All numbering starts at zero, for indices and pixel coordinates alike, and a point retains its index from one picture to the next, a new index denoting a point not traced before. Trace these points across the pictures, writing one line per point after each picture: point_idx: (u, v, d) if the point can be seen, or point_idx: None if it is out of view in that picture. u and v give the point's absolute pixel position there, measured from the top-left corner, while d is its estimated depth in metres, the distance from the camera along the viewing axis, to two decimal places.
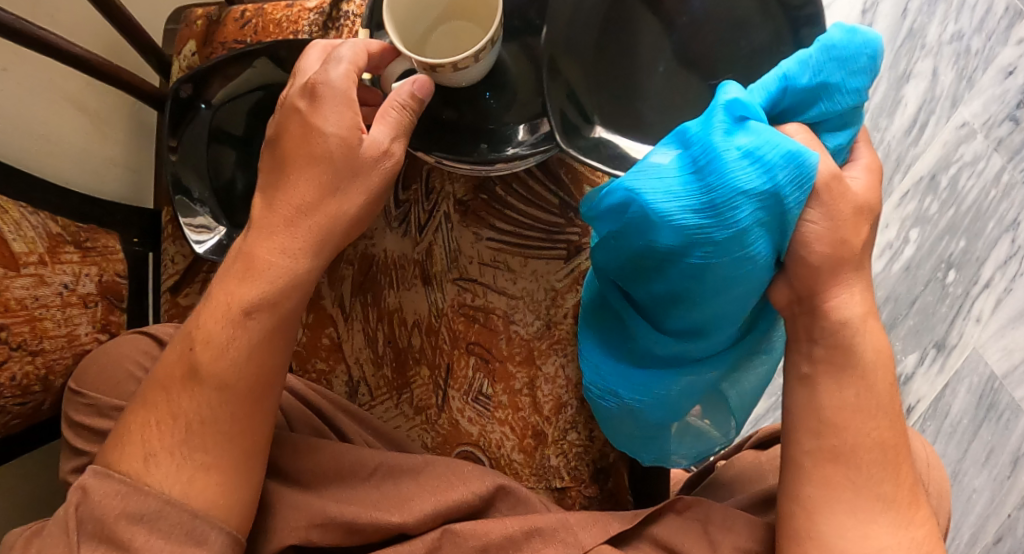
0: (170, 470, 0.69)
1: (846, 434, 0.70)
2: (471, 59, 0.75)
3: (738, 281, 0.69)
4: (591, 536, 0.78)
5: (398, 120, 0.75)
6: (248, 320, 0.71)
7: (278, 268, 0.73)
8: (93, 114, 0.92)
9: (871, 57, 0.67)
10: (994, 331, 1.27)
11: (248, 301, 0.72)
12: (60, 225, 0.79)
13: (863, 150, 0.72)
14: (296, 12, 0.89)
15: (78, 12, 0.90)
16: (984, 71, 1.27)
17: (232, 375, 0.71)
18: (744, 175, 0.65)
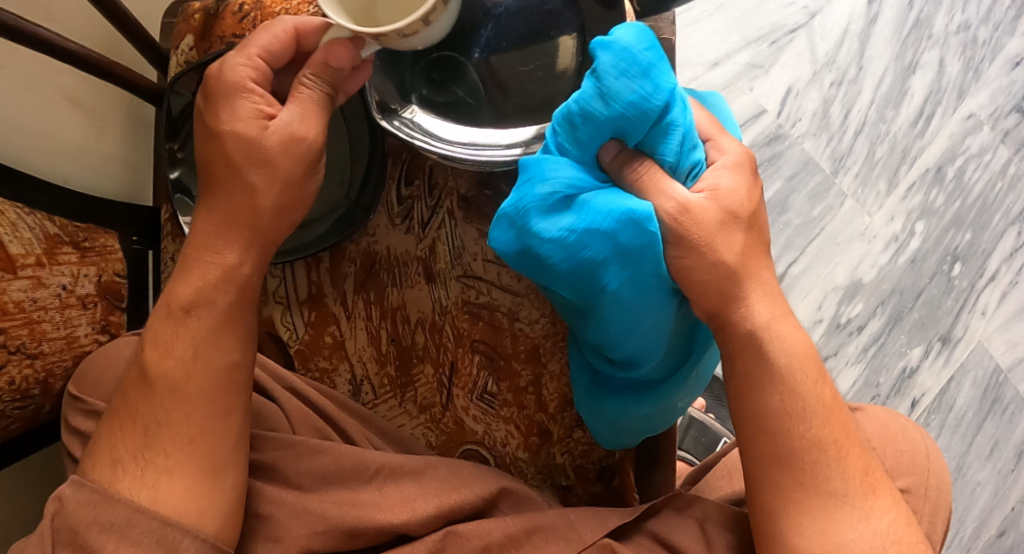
0: (137, 478, 0.69)
1: (806, 431, 0.71)
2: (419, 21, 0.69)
3: (626, 322, 0.75)
4: (593, 531, 0.77)
5: (308, 100, 0.73)
6: (189, 319, 0.72)
7: (241, 267, 0.74)
8: (90, 109, 0.90)
9: (647, 52, 0.69)
10: (999, 324, 1.27)
11: (193, 298, 0.73)
12: (57, 225, 0.78)
13: (726, 144, 0.75)
14: (296, 4, 0.87)
15: (72, 6, 0.87)
16: (991, 61, 1.26)
17: (193, 378, 0.71)
18: (583, 245, 0.72)
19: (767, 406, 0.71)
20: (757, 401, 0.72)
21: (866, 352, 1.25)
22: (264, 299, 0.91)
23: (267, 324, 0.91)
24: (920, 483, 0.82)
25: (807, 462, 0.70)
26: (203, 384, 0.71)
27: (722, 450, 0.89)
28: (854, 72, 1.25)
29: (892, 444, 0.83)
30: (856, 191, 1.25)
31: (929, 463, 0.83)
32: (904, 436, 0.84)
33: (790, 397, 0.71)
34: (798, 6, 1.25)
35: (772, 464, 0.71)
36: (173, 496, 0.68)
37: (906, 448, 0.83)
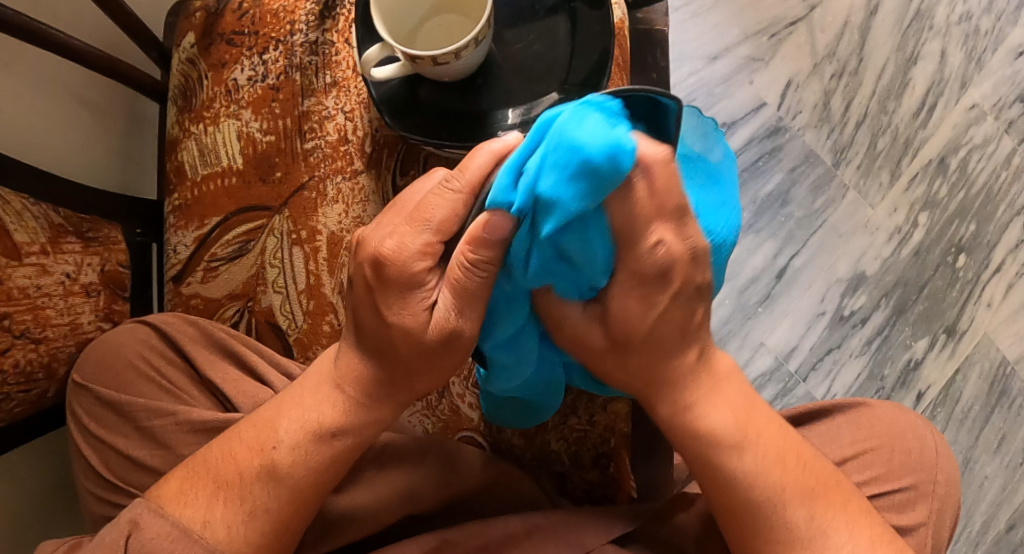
0: (264, 442, 0.70)
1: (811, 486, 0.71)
2: (449, 55, 0.76)
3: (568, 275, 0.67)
4: (596, 536, 0.75)
5: (467, 286, 0.65)
6: (334, 440, 0.70)
7: (322, 403, 0.70)
8: (97, 107, 0.94)
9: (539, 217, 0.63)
10: (1006, 316, 1.25)
11: (336, 422, 0.70)
12: (61, 216, 0.80)
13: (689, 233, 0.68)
14: (294, 2, 0.89)
15: (74, 5, 0.90)
16: (994, 51, 1.26)
17: (261, 425, 0.71)
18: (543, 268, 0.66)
19: (816, 462, 0.72)
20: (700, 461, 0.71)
21: (869, 344, 1.24)
22: (262, 287, 0.88)
23: (266, 314, 0.88)
24: (927, 480, 0.80)
25: (764, 509, 0.70)
26: (248, 443, 0.70)
27: None
28: (854, 64, 1.25)
29: (901, 441, 0.83)
30: (858, 182, 1.25)
31: (937, 458, 0.81)
32: (912, 434, 0.83)
33: None
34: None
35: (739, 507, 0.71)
36: (295, 466, 0.69)
37: (915, 445, 0.82)
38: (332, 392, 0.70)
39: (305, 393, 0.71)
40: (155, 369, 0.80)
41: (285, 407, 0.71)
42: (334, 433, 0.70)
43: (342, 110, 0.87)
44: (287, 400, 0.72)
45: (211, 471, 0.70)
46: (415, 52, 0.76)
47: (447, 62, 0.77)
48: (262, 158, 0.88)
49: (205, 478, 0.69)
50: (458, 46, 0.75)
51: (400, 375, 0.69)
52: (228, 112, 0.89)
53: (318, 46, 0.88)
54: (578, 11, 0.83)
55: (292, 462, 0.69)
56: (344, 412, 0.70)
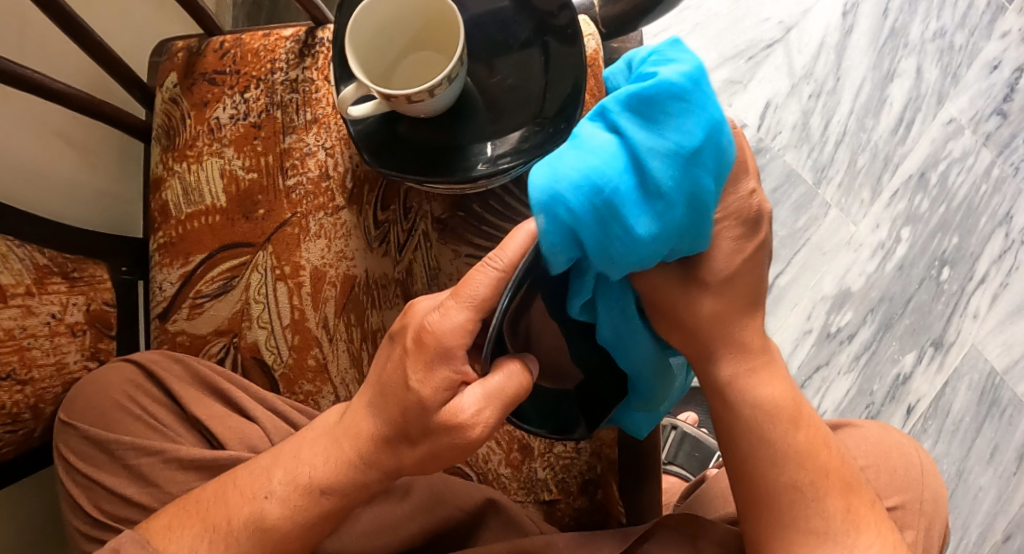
0: (257, 490, 0.71)
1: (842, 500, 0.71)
2: (423, 92, 0.77)
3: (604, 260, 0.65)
4: None
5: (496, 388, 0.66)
6: (320, 497, 0.70)
7: (314, 459, 0.70)
8: (82, 148, 0.95)
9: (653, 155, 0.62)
10: (993, 327, 1.26)
11: (325, 480, 0.70)
12: (47, 256, 0.81)
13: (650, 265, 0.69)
14: (274, 41, 0.91)
15: (58, 48, 0.92)
16: (969, 66, 1.27)
17: (262, 474, 0.71)
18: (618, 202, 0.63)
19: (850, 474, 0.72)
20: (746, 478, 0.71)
21: (858, 359, 1.25)
22: (247, 322, 0.89)
23: (252, 349, 0.89)
24: (914, 499, 0.81)
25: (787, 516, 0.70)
26: (239, 494, 0.71)
27: None
28: (832, 84, 1.27)
29: (887, 461, 0.83)
30: (840, 200, 1.26)
31: (924, 478, 0.82)
32: (898, 452, 0.83)
33: (779, 422, 0.71)
34: (774, 22, 1.28)
35: (754, 516, 0.71)
36: (282, 518, 0.70)
37: (902, 465, 0.82)
38: (328, 447, 0.70)
39: (297, 451, 0.71)
40: (140, 408, 0.81)
41: (278, 462, 0.71)
42: (322, 489, 0.70)
43: (322, 147, 0.88)
44: (282, 454, 0.72)
45: (202, 513, 0.72)
46: (390, 91, 0.77)
47: (422, 99, 0.78)
48: (245, 196, 0.89)
49: (195, 518, 0.71)
50: (432, 83, 0.77)
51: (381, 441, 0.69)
52: (212, 150, 0.90)
53: (298, 84, 0.90)
54: (551, 46, 0.84)
55: (280, 516, 0.70)
56: (337, 472, 0.70)
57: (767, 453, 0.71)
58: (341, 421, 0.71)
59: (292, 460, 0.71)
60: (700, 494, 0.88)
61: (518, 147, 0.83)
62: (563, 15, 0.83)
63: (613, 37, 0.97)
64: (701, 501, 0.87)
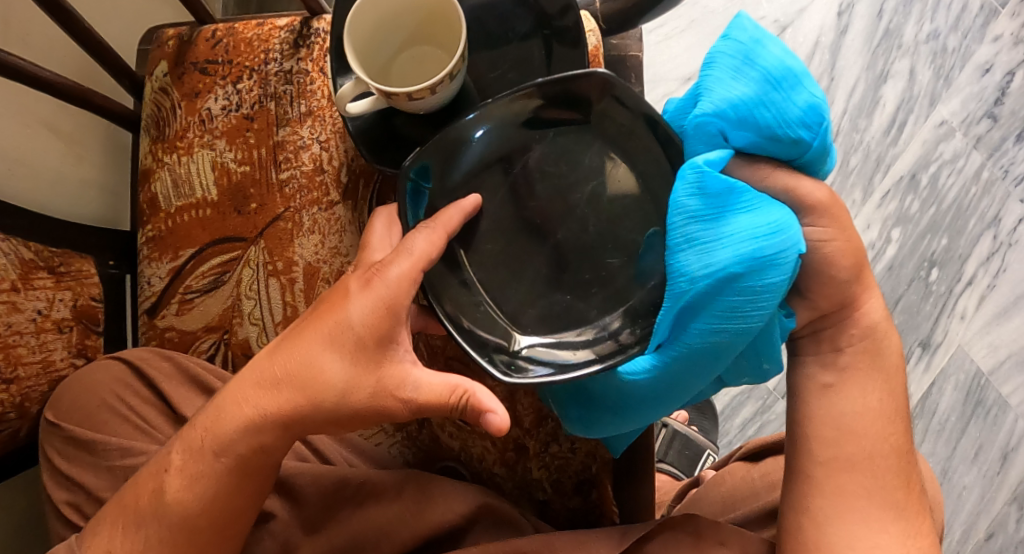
0: (159, 465, 0.71)
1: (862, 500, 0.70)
2: (426, 90, 0.75)
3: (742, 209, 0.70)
4: None
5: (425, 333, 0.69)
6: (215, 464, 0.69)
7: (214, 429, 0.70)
8: (68, 137, 0.93)
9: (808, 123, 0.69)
10: (979, 328, 1.26)
11: (219, 447, 0.69)
12: (33, 251, 0.79)
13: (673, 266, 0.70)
14: (268, 30, 0.89)
15: (45, 34, 0.89)
16: (962, 69, 1.28)
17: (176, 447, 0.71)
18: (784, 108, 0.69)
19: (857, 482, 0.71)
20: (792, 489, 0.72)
21: None
22: (238, 319, 0.87)
23: (242, 346, 0.87)
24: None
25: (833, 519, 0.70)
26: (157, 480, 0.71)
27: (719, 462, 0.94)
28: (826, 83, 1.27)
29: None
30: None
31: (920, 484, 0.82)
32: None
33: None
34: (768, 20, 1.28)
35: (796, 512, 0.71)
36: (181, 492, 0.69)
37: None
38: (227, 409, 0.70)
39: (204, 417, 0.72)
40: (128, 408, 0.79)
41: (184, 439, 0.71)
42: (215, 453, 0.69)
43: (317, 140, 0.86)
44: (192, 428, 0.72)
45: (120, 498, 0.71)
46: (392, 88, 0.75)
47: (423, 96, 0.76)
48: (237, 189, 0.87)
49: (115, 508, 0.71)
50: (435, 81, 0.75)
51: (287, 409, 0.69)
52: (202, 142, 0.88)
53: (293, 75, 0.87)
54: (553, 42, 0.82)
55: (178, 490, 0.69)
56: (233, 438, 0.69)
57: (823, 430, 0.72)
58: (262, 366, 0.70)
59: (197, 426, 0.71)
60: (696, 496, 0.88)
61: None
62: (568, 17, 0.81)
63: (613, 35, 0.95)
64: (697, 503, 0.87)
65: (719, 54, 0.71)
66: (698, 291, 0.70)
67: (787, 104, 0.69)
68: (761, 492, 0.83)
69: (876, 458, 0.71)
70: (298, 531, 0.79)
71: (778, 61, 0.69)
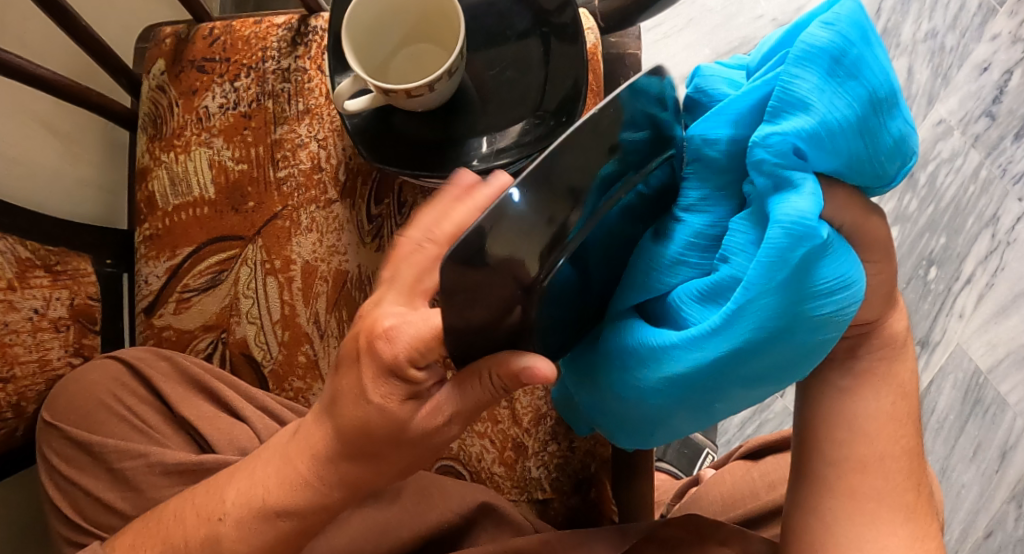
0: (211, 511, 0.67)
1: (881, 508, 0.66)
2: (424, 87, 0.75)
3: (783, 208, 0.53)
4: None
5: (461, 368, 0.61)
6: (277, 521, 0.65)
7: (269, 480, 0.66)
8: (65, 136, 0.92)
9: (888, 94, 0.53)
10: (978, 326, 1.26)
11: (281, 503, 0.65)
12: (29, 249, 0.78)
13: None
14: (265, 28, 0.88)
15: (42, 32, 0.89)
16: (959, 67, 1.28)
17: (229, 505, 0.66)
18: (878, 70, 0.52)
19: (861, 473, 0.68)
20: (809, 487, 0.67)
21: None
22: (236, 318, 0.86)
23: (240, 345, 0.86)
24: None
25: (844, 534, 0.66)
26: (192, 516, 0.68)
27: (720, 462, 0.94)
28: None
29: None
30: None
31: None
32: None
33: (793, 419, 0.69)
34: (768, 18, 1.26)
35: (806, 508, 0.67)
36: (238, 542, 0.66)
37: None
38: (283, 468, 0.65)
39: (255, 471, 0.67)
40: (125, 408, 0.78)
41: (233, 483, 0.67)
42: (278, 513, 0.65)
43: (314, 138, 0.86)
44: (233, 480, 0.67)
45: (161, 532, 0.69)
46: (390, 86, 0.75)
47: (421, 94, 0.76)
48: (234, 188, 0.87)
49: (152, 539, 0.69)
50: (432, 79, 0.74)
51: (359, 473, 0.63)
52: (200, 140, 0.88)
53: (290, 73, 0.87)
54: (551, 39, 0.82)
55: (235, 540, 0.66)
56: (292, 496, 0.64)
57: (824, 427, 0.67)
58: (314, 432, 0.64)
59: (246, 480, 0.67)
60: (696, 494, 0.88)
61: (517, 139, 0.80)
62: (567, 14, 0.81)
63: (612, 33, 0.94)
64: (697, 502, 0.87)
65: (818, 44, 0.52)
66: (781, 313, 0.53)
67: (876, 62, 0.52)
68: (761, 490, 0.83)
69: (896, 459, 0.66)
70: None
71: (882, 75, 0.53)
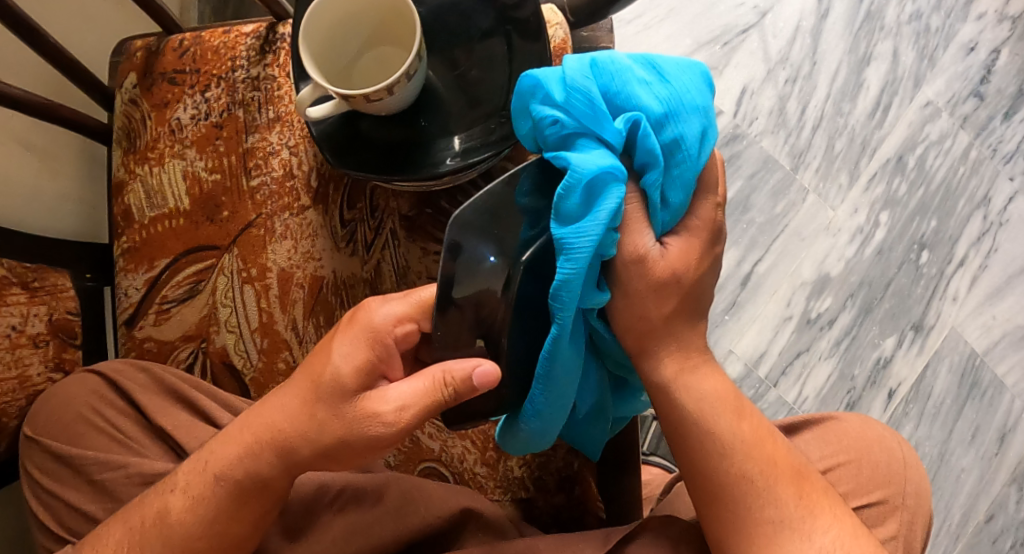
0: (166, 484, 0.72)
1: None
2: (382, 91, 0.75)
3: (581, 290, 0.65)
4: None
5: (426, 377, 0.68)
6: (216, 486, 0.70)
7: (222, 457, 0.70)
8: (42, 152, 0.93)
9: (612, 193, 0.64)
10: (972, 309, 1.25)
11: (222, 467, 0.70)
12: (5, 267, 0.79)
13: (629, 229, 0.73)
14: (233, 37, 0.89)
15: (14, 51, 0.89)
16: (946, 48, 1.26)
17: (183, 472, 0.72)
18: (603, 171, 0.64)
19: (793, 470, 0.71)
20: (706, 473, 0.70)
21: (838, 345, 1.24)
22: (215, 327, 0.87)
23: (220, 354, 0.87)
24: (897, 494, 0.81)
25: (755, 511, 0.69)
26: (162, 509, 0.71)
27: None
28: (808, 68, 1.26)
29: (868, 455, 0.82)
30: (818, 185, 1.25)
31: (905, 471, 0.82)
32: (881, 446, 0.83)
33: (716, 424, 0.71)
34: (749, 6, 1.26)
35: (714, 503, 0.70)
36: (183, 512, 0.70)
37: (883, 458, 0.82)
38: (237, 442, 0.70)
39: (212, 447, 0.72)
40: (104, 421, 0.79)
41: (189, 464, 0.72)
42: (217, 478, 0.70)
43: (285, 145, 0.86)
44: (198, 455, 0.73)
45: (122, 516, 0.72)
46: (348, 91, 0.75)
47: (381, 98, 0.76)
48: (208, 198, 0.87)
49: (114, 529, 0.72)
50: (390, 82, 0.74)
51: (300, 448, 0.69)
52: (173, 152, 0.88)
53: (260, 82, 0.87)
54: (515, 37, 0.81)
55: (183, 510, 0.70)
56: (240, 467, 0.70)
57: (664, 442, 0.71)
58: (269, 407, 0.70)
59: (203, 456, 0.72)
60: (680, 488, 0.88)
61: (482, 138, 0.81)
62: (524, 10, 0.81)
63: (583, 27, 0.94)
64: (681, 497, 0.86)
65: (592, 166, 0.63)
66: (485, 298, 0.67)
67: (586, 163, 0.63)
68: None
69: None
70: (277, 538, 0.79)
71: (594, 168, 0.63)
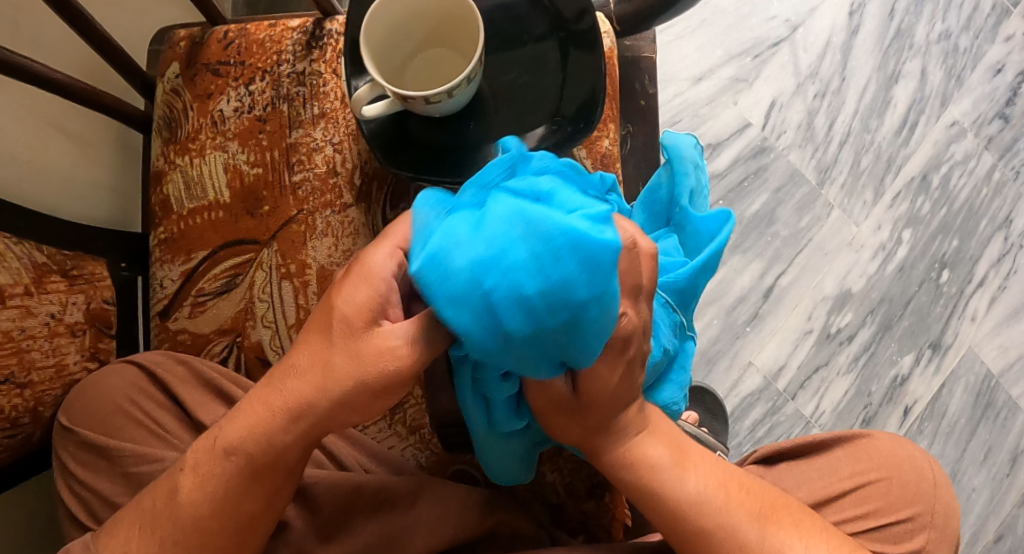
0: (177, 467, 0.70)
1: None
2: (442, 94, 0.75)
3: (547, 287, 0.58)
4: None
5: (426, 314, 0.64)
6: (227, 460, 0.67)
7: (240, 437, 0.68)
8: (78, 138, 0.92)
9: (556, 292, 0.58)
10: (990, 329, 1.26)
11: (231, 441, 0.67)
12: (45, 254, 0.78)
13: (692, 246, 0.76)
14: (280, 31, 0.88)
15: (56, 35, 0.88)
16: (973, 69, 1.28)
17: (196, 453, 0.69)
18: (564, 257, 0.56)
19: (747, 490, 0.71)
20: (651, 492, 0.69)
21: (857, 361, 1.24)
22: (251, 322, 0.86)
23: (255, 349, 0.86)
24: (926, 512, 0.81)
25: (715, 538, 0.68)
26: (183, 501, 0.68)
27: None
28: (837, 84, 1.26)
29: (899, 473, 0.82)
30: (842, 201, 1.26)
31: (934, 489, 0.82)
32: (910, 464, 0.83)
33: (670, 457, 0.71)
34: (780, 20, 1.27)
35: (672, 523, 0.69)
36: (194, 489, 0.68)
37: (912, 478, 0.82)
38: (251, 418, 0.67)
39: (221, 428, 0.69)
40: (142, 413, 0.78)
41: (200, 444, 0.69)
42: (227, 452, 0.67)
43: (330, 142, 0.86)
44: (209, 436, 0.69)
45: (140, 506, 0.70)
46: (408, 92, 0.75)
47: (440, 100, 0.76)
48: (249, 192, 0.87)
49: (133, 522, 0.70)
50: (451, 85, 0.74)
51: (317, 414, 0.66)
52: (215, 144, 0.87)
53: (306, 77, 0.87)
54: (569, 45, 0.82)
55: (193, 488, 0.68)
56: (255, 444, 0.67)
57: (629, 478, 0.69)
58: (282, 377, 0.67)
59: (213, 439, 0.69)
60: None
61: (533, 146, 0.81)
62: (585, 20, 0.81)
63: (628, 35, 0.94)
64: None
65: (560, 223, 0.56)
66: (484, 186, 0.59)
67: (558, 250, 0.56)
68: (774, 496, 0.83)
69: None
70: (310, 538, 0.78)
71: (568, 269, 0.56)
